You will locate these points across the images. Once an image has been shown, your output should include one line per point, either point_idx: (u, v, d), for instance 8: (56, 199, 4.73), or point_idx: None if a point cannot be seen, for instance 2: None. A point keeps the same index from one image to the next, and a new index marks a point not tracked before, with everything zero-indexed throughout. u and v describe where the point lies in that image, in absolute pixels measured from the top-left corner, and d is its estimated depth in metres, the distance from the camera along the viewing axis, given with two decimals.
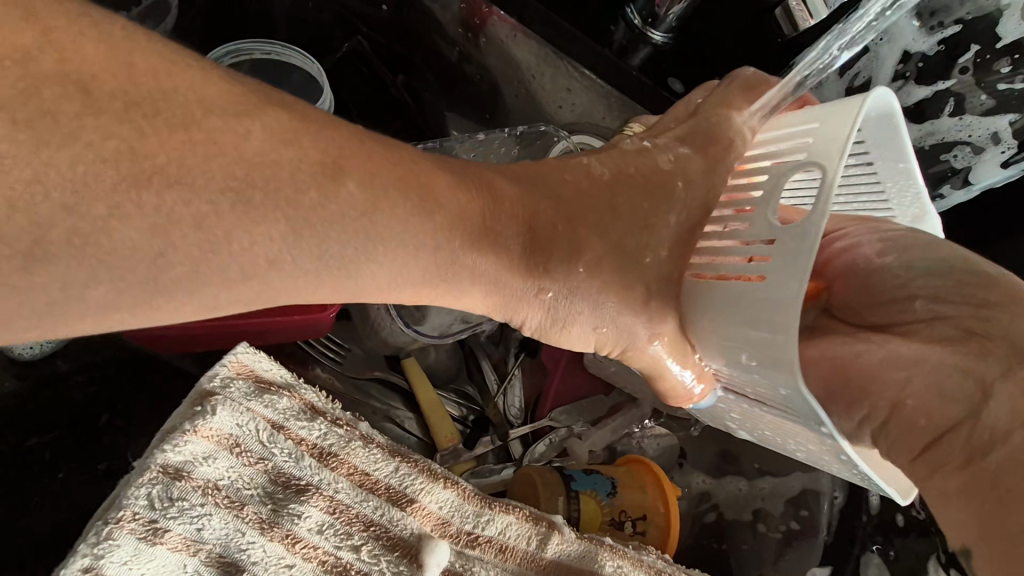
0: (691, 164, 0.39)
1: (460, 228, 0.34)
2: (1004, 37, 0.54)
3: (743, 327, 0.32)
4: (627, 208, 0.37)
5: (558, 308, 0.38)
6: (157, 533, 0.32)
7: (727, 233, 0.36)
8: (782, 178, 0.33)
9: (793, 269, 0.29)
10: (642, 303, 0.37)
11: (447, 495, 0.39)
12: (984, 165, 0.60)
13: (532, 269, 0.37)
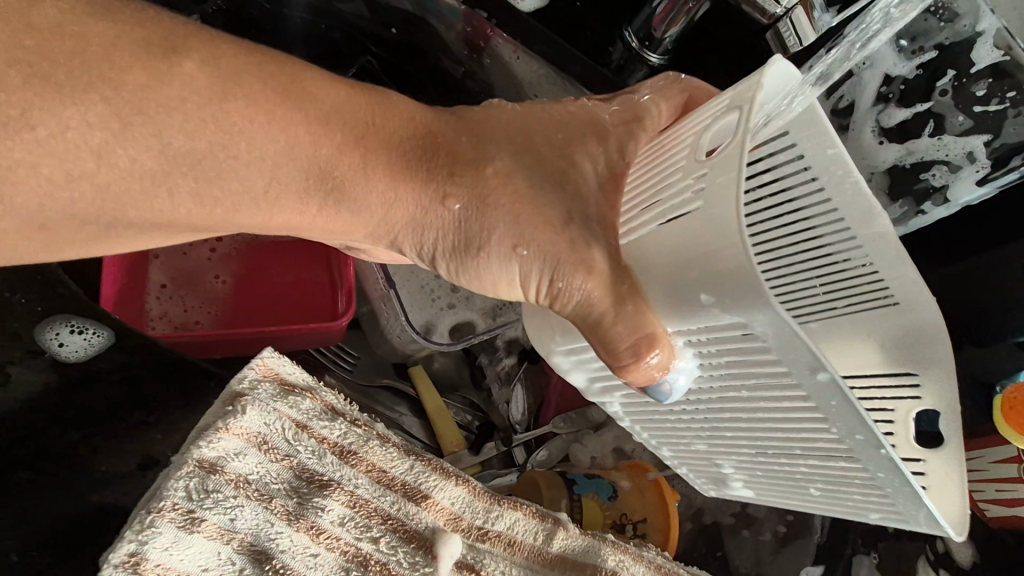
0: (602, 115, 0.44)
1: (411, 192, 0.41)
2: (977, 62, 0.58)
3: (688, 256, 0.33)
4: (537, 157, 0.42)
5: (469, 218, 0.41)
6: (194, 522, 0.34)
7: (661, 187, 0.38)
8: (707, 125, 0.36)
9: (727, 171, 0.31)
10: (563, 224, 0.39)
11: (459, 492, 0.41)
12: (962, 182, 0.62)
13: (446, 194, 0.41)
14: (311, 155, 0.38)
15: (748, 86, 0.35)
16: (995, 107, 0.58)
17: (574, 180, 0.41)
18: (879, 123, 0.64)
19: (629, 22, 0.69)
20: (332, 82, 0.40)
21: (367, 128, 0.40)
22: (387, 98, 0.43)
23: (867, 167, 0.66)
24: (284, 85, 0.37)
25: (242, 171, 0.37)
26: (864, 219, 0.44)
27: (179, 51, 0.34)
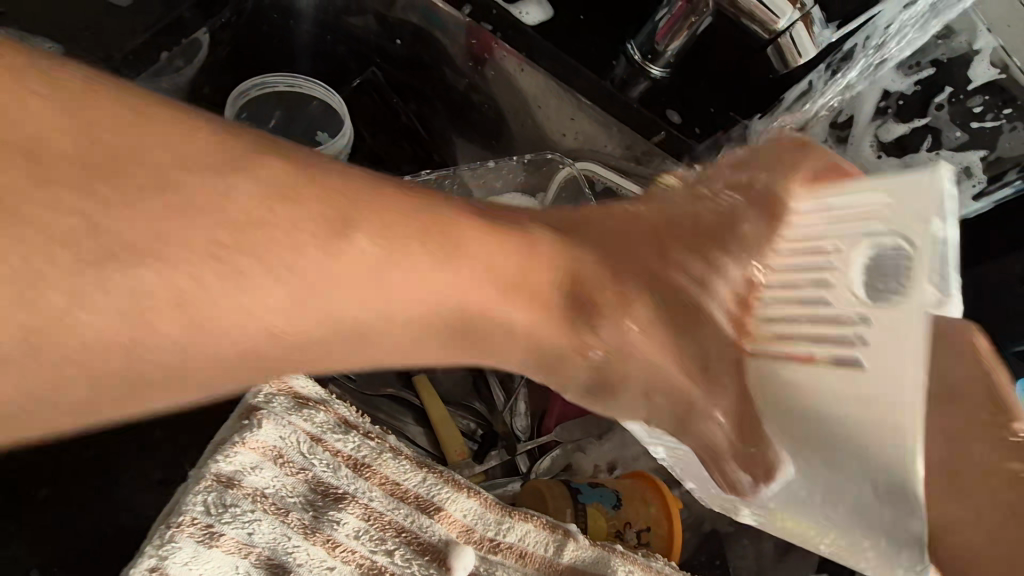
0: (746, 228, 0.42)
1: (527, 315, 0.33)
2: (973, 80, 0.61)
3: (819, 410, 0.34)
4: (678, 295, 0.39)
5: (610, 364, 0.37)
6: (213, 537, 0.35)
7: (797, 309, 0.38)
8: (859, 247, 0.37)
9: (905, 354, 0.33)
10: (703, 376, 0.38)
11: (470, 504, 0.42)
12: (959, 196, 0.64)
13: (586, 345, 0.36)
14: (452, 309, 0.30)
15: (914, 207, 0.35)
16: (990, 124, 0.61)
17: (707, 326, 0.39)
18: (877, 137, 0.65)
19: (632, 37, 0.71)
20: (471, 220, 0.31)
21: (512, 280, 0.32)
22: (521, 226, 0.34)
23: None
24: (427, 231, 0.28)
25: (384, 350, 0.29)
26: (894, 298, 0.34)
27: (347, 222, 0.26)
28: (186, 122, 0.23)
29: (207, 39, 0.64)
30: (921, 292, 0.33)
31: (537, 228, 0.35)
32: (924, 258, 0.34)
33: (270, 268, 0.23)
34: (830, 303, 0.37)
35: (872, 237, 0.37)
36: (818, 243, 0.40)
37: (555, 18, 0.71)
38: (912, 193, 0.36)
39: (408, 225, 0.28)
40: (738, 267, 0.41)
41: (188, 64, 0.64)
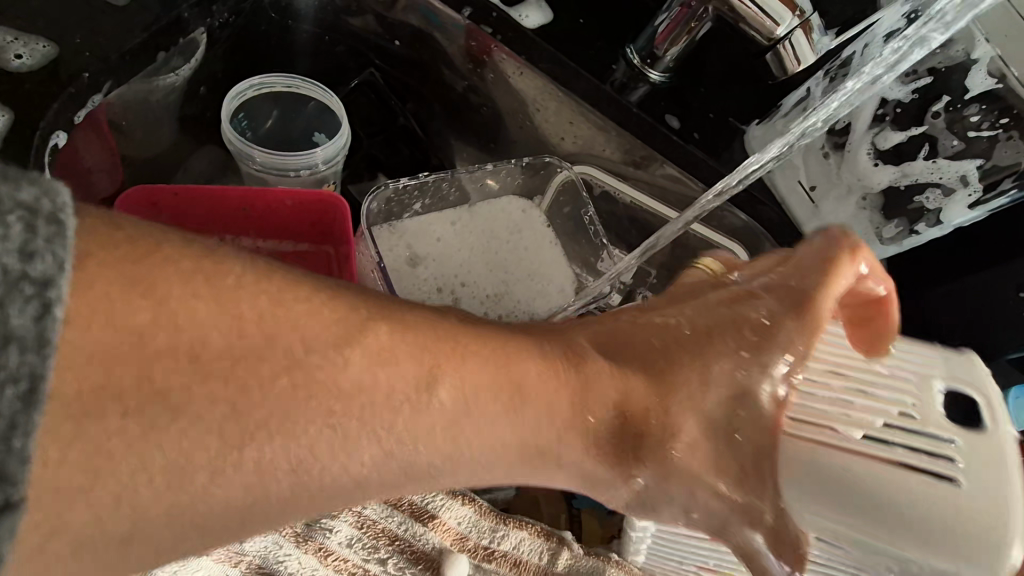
0: (787, 337, 0.36)
1: (565, 446, 0.36)
2: (972, 89, 0.59)
3: (920, 537, 0.31)
4: (717, 411, 0.35)
5: (650, 487, 0.37)
6: (202, 547, 0.35)
7: (867, 424, 0.34)
8: (931, 384, 0.36)
9: (998, 493, 0.31)
10: (756, 490, 0.34)
11: (465, 511, 0.42)
12: (953, 206, 0.64)
13: (631, 473, 0.36)
14: (520, 445, 0.35)
15: (964, 370, 0.37)
16: (986, 133, 0.60)
17: (745, 443, 0.34)
18: (874, 145, 0.66)
19: (632, 40, 0.71)
20: (538, 359, 0.35)
21: (568, 416, 0.35)
22: (573, 349, 0.37)
23: (863, 188, 0.68)
24: (502, 377, 0.34)
25: (457, 477, 0.35)
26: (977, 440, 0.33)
27: (434, 378, 0.32)
28: (252, 282, 0.28)
29: (204, 39, 0.63)
30: (1012, 443, 0.32)
31: (585, 348, 0.37)
32: (995, 411, 0.34)
33: (365, 430, 0.30)
34: (918, 422, 0.34)
35: (941, 373, 0.36)
36: (884, 362, 0.38)
37: (554, 23, 0.71)
38: (957, 361, 0.37)
39: (491, 378, 0.33)
40: (779, 383, 0.35)
41: (185, 63, 0.62)
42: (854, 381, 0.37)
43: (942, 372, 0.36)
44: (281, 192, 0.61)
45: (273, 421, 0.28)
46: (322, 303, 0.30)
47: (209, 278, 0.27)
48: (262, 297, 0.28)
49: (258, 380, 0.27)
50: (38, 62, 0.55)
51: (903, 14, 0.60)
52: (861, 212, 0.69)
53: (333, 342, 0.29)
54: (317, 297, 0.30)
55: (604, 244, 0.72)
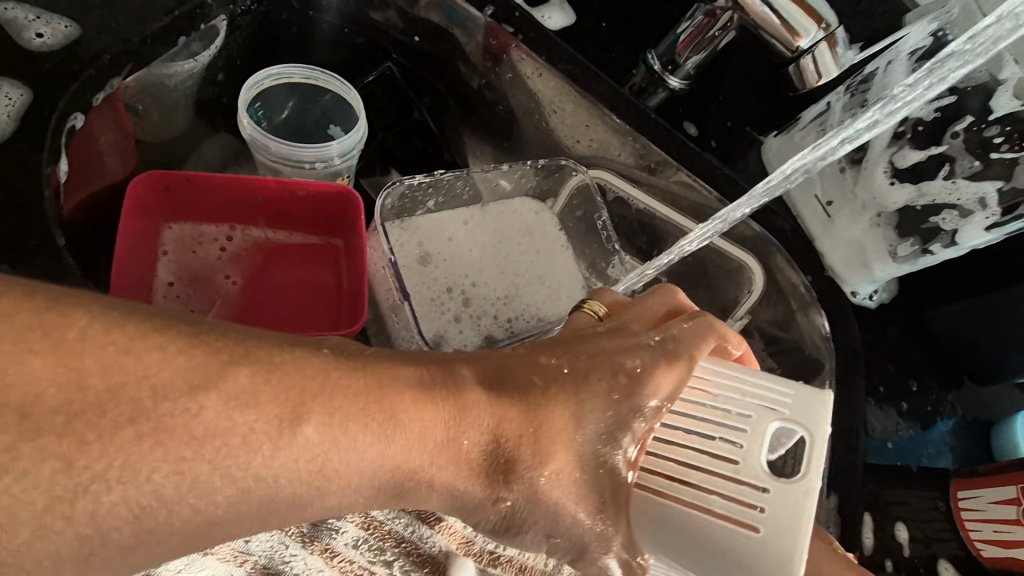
0: (655, 384, 0.38)
1: (435, 469, 0.37)
2: (996, 110, 0.58)
3: (725, 555, 0.35)
4: (588, 448, 0.38)
5: (516, 516, 0.39)
6: (211, 548, 0.39)
7: (696, 457, 0.36)
8: (765, 422, 0.36)
9: (790, 534, 0.34)
10: (597, 510, 0.38)
11: (471, 517, 0.44)
12: (970, 227, 0.63)
13: (498, 496, 0.39)
14: (388, 469, 0.35)
15: (810, 412, 0.36)
16: (1007, 155, 0.59)
17: (608, 474, 0.38)
18: (892, 163, 0.65)
19: (653, 46, 0.70)
20: (411, 387, 0.36)
21: (438, 442, 0.36)
22: (451, 377, 0.38)
23: (877, 206, 0.67)
24: (371, 405, 0.34)
25: (330, 504, 0.34)
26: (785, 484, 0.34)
27: (299, 414, 0.32)
28: (99, 333, 0.29)
29: (226, 26, 0.62)
30: (812, 488, 0.34)
31: (462, 375, 0.38)
32: (813, 460, 0.35)
33: (216, 471, 0.30)
34: (739, 464, 0.35)
35: (783, 414, 0.36)
36: (735, 398, 0.37)
37: (577, 24, 0.72)
38: (806, 403, 0.36)
39: (356, 404, 0.33)
40: (640, 422, 0.38)
41: (204, 48, 0.62)
42: (714, 417, 0.37)
43: (784, 413, 0.36)
44: (296, 183, 0.60)
45: (111, 471, 0.28)
46: (177, 351, 0.30)
47: (52, 332, 0.28)
48: (108, 348, 0.29)
49: (97, 432, 0.28)
50: (60, 43, 0.54)
51: (930, 32, 0.59)
52: (874, 229, 0.68)
53: (184, 387, 0.30)
54: (175, 345, 0.30)
55: (615, 249, 0.72)
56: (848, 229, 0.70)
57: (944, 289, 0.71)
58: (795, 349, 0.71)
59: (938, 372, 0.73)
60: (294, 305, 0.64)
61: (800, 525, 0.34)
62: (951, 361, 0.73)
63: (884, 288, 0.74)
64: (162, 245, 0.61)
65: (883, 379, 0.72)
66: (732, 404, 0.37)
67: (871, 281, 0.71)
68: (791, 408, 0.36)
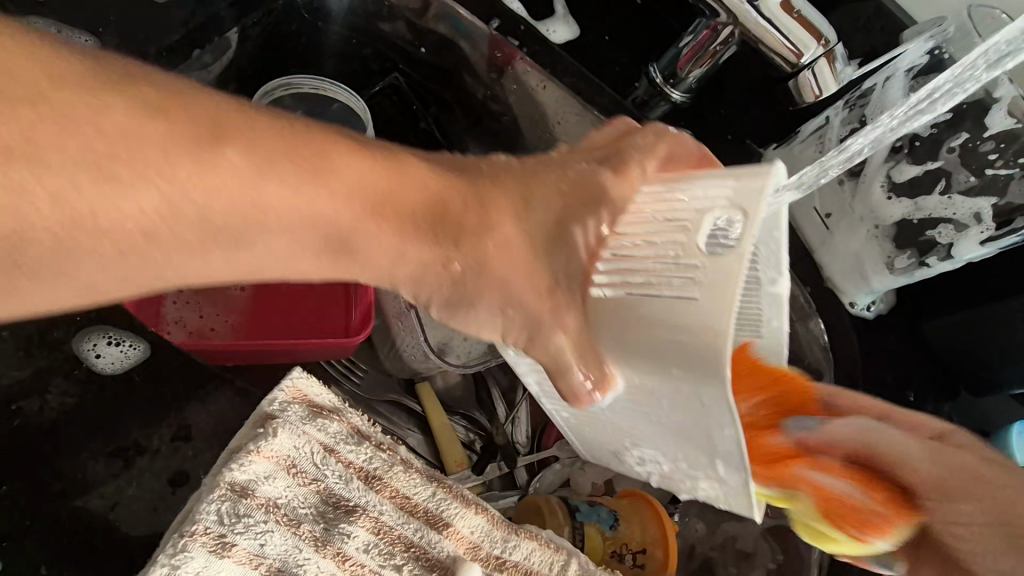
0: (601, 181, 0.39)
1: (371, 229, 0.35)
2: (990, 127, 0.59)
3: (667, 344, 0.32)
4: (546, 238, 0.38)
5: (466, 282, 0.38)
6: (225, 547, 0.33)
7: (637, 251, 0.35)
8: (700, 216, 0.32)
9: (721, 311, 0.30)
10: (546, 293, 0.37)
11: (478, 520, 0.42)
12: (966, 241, 0.65)
13: (448, 258, 0.38)
14: (331, 221, 0.34)
15: (756, 186, 0.31)
16: (1002, 172, 0.60)
17: (563, 262, 0.37)
18: (889, 178, 0.66)
19: (654, 59, 0.72)
20: (347, 142, 0.34)
21: (380, 197, 0.35)
22: (399, 163, 0.36)
23: (875, 219, 0.68)
24: (299, 147, 0.32)
25: (263, 253, 0.33)
26: (716, 276, 0.30)
27: (217, 138, 0.29)
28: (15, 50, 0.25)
29: (237, 38, 0.66)
30: (744, 258, 0.30)
31: (418, 168, 0.37)
32: (747, 237, 0.30)
33: (136, 175, 0.27)
34: (682, 245, 0.32)
35: (718, 206, 0.32)
36: (679, 203, 0.34)
37: (581, 36, 0.75)
38: (750, 184, 0.31)
39: (277, 148, 0.31)
40: (586, 224, 0.37)
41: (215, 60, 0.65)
42: (665, 209, 0.35)
43: (726, 199, 0.31)
44: None
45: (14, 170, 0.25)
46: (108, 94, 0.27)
47: None
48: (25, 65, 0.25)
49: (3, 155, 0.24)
50: None
51: (927, 51, 0.60)
52: (872, 241, 0.69)
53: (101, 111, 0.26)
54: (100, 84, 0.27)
55: None
56: (847, 241, 0.71)
57: (938, 300, 0.73)
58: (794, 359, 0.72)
59: (934, 385, 0.74)
60: (299, 313, 0.65)
61: (734, 292, 0.30)
62: (950, 371, 0.73)
63: (881, 299, 0.75)
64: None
65: (878, 390, 0.73)
66: (673, 208, 0.34)
67: (869, 292, 0.73)
68: (743, 177, 0.32)
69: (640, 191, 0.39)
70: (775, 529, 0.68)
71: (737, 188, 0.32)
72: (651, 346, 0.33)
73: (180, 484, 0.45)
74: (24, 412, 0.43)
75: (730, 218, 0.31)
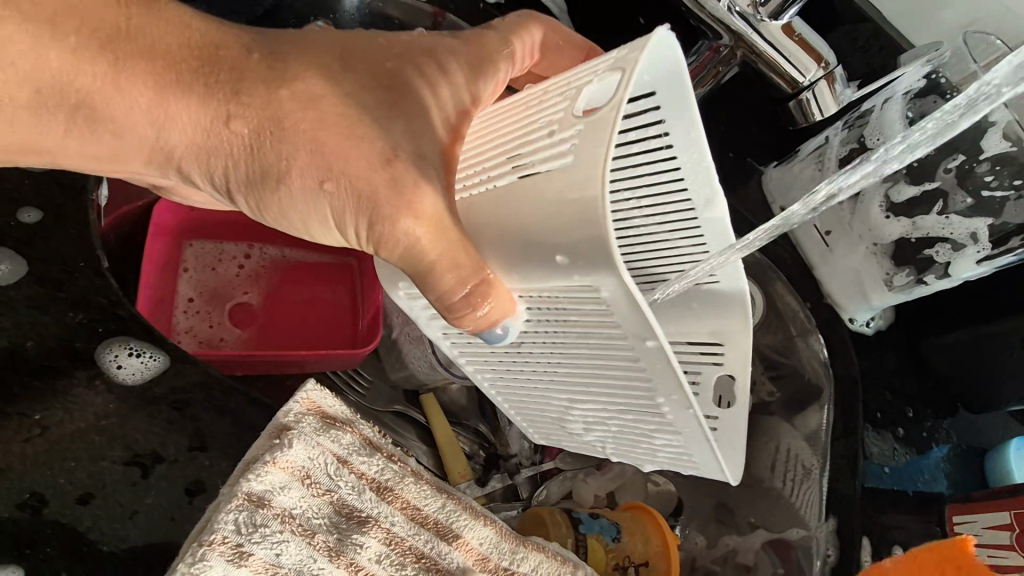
0: (455, 67, 0.42)
1: (193, 105, 0.40)
2: (986, 149, 0.61)
3: (546, 213, 0.35)
4: (350, 119, 0.40)
5: (261, 148, 0.41)
6: (242, 556, 0.34)
7: (533, 144, 0.38)
8: (583, 94, 0.36)
9: (593, 163, 0.33)
10: (381, 163, 0.39)
11: (487, 532, 0.42)
12: (963, 260, 0.66)
13: (228, 122, 0.40)
14: (139, 114, 0.40)
15: (634, 56, 0.35)
16: (998, 193, 0.61)
17: (393, 130, 0.40)
18: (887, 198, 0.68)
19: None
20: (189, 30, 0.40)
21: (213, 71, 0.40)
22: (265, 52, 0.41)
23: (874, 237, 0.70)
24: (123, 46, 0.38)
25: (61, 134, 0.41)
26: (597, 126, 0.33)
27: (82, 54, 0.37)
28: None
29: None
30: (617, 108, 0.33)
31: (284, 54, 0.41)
32: (623, 91, 0.33)
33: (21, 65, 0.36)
34: (562, 127, 0.36)
35: (599, 78, 0.36)
36: (561, 93, 0.39)
37: None
38: (636, 50, 0.35)
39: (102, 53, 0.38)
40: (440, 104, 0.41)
41: None
42: (553, 100, 0.39)
43: (610, 68, 0.36)
44: None
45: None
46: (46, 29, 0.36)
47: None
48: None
49: None
50: None
51: (924, 74, 0.62)
52: (870, 258, 0.71)
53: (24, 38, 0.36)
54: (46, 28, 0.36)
55: None
56: (846, 258, 0.72)
57: (936, 317, 0.74)
58: (793, 375, 0.74)
59: (933, 401, 0.75)
60: (309, 323, 0.66)
61: (603, 144, 0.33)
62: (947, 388, 0.74)
63: (880, 316, 0.76)
64: (184, 263, 0.64)
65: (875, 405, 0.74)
66: (556, 101, 0.38)
67: (869, 308, 0.74)
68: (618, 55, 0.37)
69: (529, 95, 0.43)
70: (774, 542, 0.69)
71: (622, 55, 0.36)
72: (542, 225, 0.36)
73: (198, 494, 0.44)
74: (44, 423, 0.44)
75: (610, 81, 0.35)
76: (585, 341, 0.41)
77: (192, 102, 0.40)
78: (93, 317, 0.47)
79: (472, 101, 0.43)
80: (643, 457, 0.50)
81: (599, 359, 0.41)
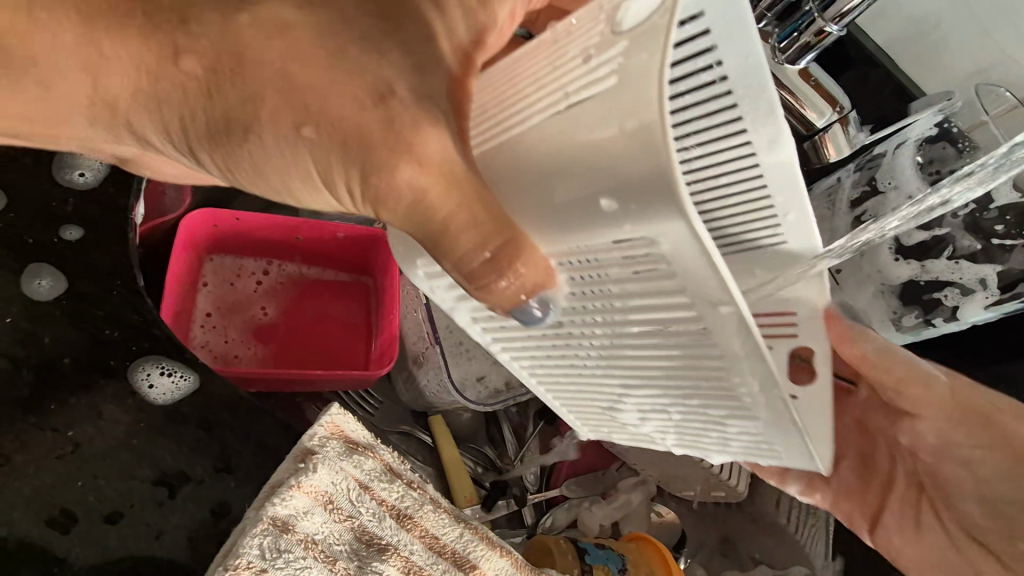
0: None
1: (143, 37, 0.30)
2: (996, 199, 0.63)
3: (591, 154, 0.29)
4: (330, 40, 0.30)
5: (218, 89, 0.31)
6: None
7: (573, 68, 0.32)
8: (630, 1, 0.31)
9: (646, 80, 0.27)
10: (373, 100, 0.30)
11: (503, 563, 0.42)
12: (971, 304, 0.67)
13: (183, 62, 0.31)
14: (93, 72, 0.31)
15: None
16: (1006, 241, 0.63)
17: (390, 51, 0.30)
18: (897, 240, 0.69)
19: None
20: None
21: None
22: None
23: (881, 278, 0.71)
24: None
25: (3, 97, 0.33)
26: (646, 33, 0.28)
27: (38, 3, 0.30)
28: None
29: None
30: (671, 10, 0.27)
31: None
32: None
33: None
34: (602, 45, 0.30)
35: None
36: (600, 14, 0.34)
37: None
38: None
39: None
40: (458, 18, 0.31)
41: None
42: (588, 24, 0.34)
43: None
44: (336, 226, 0.66)
45: None
46: None
47: None
48: None
49: None
50: None
51: (936, 122, 0.63)
52: (878, 298, 0.71)
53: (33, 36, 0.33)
54: None
55: None
56: (855, 295, 0.73)
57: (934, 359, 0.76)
58: None
59: None
60: (324, 340, 0.66)
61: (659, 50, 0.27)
62: None
63: None
64: (202, 277, 0.64)
65: None
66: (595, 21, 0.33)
67: None
68: None
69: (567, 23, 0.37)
70: None
71: None
72: (594, 170, 0.29)
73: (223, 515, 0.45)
74: (76, 439, 0.44)
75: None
76: (643, 307, 0.36)
77: (138, 43, 0.30)
78: (127, 334, 0.48)
79: (486, 27, 0.33)
80: (712, 448, 0.46)
81: (657, 328, 0.37)
